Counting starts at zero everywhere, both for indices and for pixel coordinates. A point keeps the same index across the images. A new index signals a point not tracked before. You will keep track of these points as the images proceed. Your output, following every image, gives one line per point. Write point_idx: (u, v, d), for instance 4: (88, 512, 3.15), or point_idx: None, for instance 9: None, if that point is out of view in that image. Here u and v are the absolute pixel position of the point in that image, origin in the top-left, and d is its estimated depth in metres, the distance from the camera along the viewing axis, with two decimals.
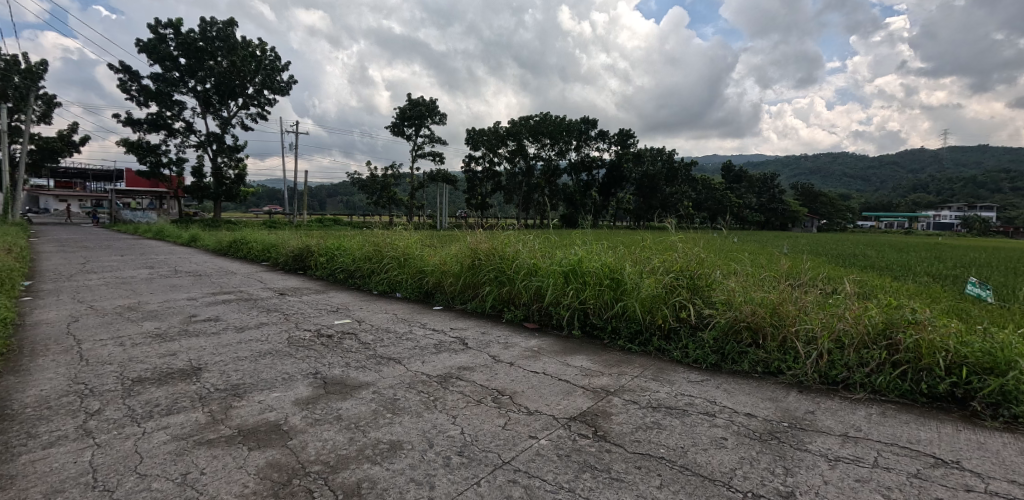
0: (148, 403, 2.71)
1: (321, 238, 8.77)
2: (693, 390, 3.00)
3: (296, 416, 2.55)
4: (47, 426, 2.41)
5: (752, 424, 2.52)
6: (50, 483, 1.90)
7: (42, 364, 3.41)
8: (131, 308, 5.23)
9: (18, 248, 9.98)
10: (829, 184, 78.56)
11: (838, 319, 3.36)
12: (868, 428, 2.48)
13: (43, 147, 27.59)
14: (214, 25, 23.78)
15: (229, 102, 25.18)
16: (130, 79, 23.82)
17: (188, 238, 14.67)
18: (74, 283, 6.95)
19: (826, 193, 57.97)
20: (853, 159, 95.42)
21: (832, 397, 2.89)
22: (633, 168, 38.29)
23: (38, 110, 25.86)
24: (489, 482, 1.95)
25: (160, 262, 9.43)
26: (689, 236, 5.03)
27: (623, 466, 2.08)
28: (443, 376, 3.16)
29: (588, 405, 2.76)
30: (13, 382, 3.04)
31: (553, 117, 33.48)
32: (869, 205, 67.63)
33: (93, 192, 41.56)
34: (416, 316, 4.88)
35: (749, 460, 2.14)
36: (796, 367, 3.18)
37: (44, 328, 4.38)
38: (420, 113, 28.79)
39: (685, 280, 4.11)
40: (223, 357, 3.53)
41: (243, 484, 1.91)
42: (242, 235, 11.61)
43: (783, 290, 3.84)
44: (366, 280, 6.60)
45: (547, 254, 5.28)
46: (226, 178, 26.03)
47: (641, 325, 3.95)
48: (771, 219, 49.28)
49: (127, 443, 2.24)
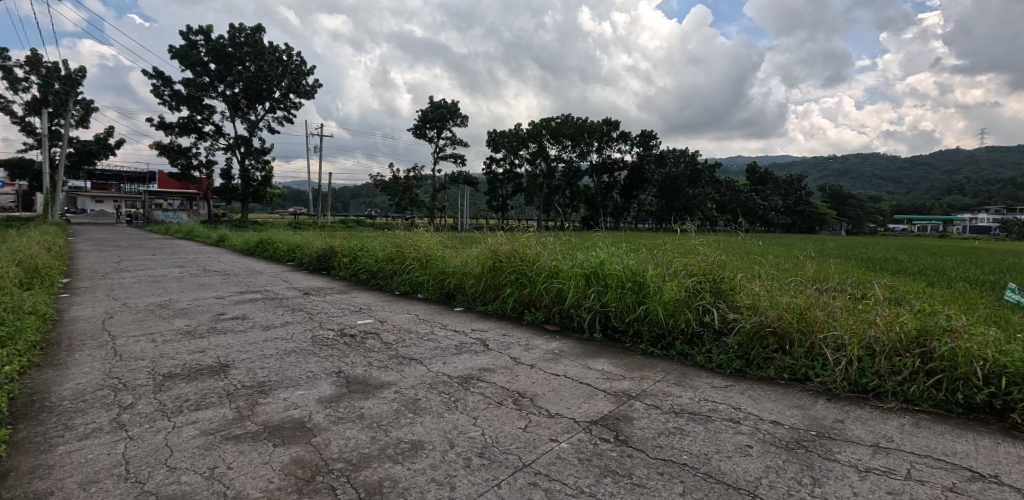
0: (178, 398, 2.79)
1: (344, 239, 8.88)
2: (717, 396, 2.94)
3: (320, 414, 2.59)
4: (84, 419, 2.50)
5: (778, 431, 2.46)
6: (85, 474, 1.98)
7: (80, 358, 3.56)
8: (161, 306, 5.39)
9: (59, 247, 10.38)
10: (858, 185, 76.40)
11: (869, 325, 3.28)
12: (900, 439, 2.39)
13: (81, 150, 28.79)
14: (243, 31, 24.46)
15: (256, 106, 25.82)
16: (163, 84, 24.66)
17: (216, 237, 15.11)
18: (109, 280, 7.21)
19: (856, 195, 56.39)
20: (884, 161, 92.54)
21: (862, 405, 2.80)
22: (655, 170, 37.86)
23: (77, 114, 26.96)
24: (509, 484, 1.94)
25: (190, 262, 9.72)
26: (710, 238, 4.98)
27: (645, 471, 2.05)
28: (463, 377, 3.18)
29: (610, 408, 2.73)
30: (52, 375, 3.18)
31: (574, 119, 33.35)
32: (901, 206, 65.57)
33: (128, 194, 43.09)
34: (437, 317, 4.90)
35: (775, 469, 2.08)
36: (824, 374, 3.09)
37: (82, 324, 4.57)
38: (442, 116, 29.01)
39: (707, 283, 4.06)
40: (250, 355, 3.61)
41: (268, 479, 1.94)
42: (269, 236, 11.89)
43: (810, 294, 3.74)
44: (388, 281, 6.67)
45: (567, 256, 5.27)
46: (253, 180, 26.68)
47: (663, 328, 3.89)
48: (797, 221, 48.11)
49: (157, 437, 2.31)
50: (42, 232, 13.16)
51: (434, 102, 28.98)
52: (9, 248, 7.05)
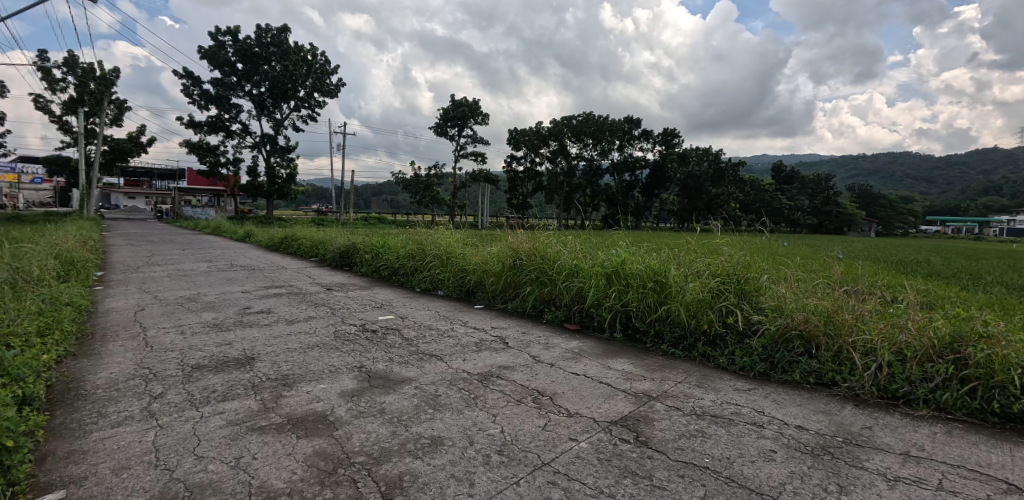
0: (205, 389, 2.87)
1: (367, 236, 9.01)
2: (741, 399, 2.89)
3: (341, 407, 2.63)
4: (116, 407, 2.60)
5: (803, 436, 2.41)
6: (117, 460, 2.05)
7: (113, 347, 3.71)
8: (190, 299, 5.54)
9: (95, 241, 10.75)
10: (889, 185, 74.06)
11: (901, 330, 3.17)
12: (932, 448, 2.30)
13: (115, 148, 29.83)
14: (269, 31, 24.97)
15: (281, 104, 26.34)
16: (192, 84, 25.35)
17: (242, 233, 15.48)
18: (140, 274, 7.45)
19: (886, 195, 54.68)
20: (917, 160, 89.42)
21: (892, 413, 2.71)
22: (677, 168, 37.34)
23: (112, 113, 27.96)
24: (529, 482, 1.94)
25: (218, 257, 9.99)
26: (735, 238, 4.89)
27: (666, 474, 2.03)
28: (483, 375, 3.18)
29: (630, 409, 2.71)
30: (88, 363, 3.32)
31: (596, 117, 33.12)
32: (934, 208, 63.46)
33: (158, 190, 44.50)
34: (457, 315, 4.92)
35: (800, 475, 2.03)
36: (852, 379, 3.01)
37: (116, 315, 4.77)
38: (463, 114, 29.13)
39: (731, 284, 3.99)
40: (274, 348, 3.70)
41: (292, 470, 1.98)
42: (294, 232, 12.14)
43: (838, 297, 3.64)
44: (409, 277, 6.75)
45: (588, 255, 5.22)
46: (278, 177, 27.23)
47: (685, 329, 3.83)
48: (825, 222, 46.87)
49: (186, 426, 2.38)
50: (79, 227, 13.60)
51: (455, 100, 29.13)
52: (48, 242, 7.34)
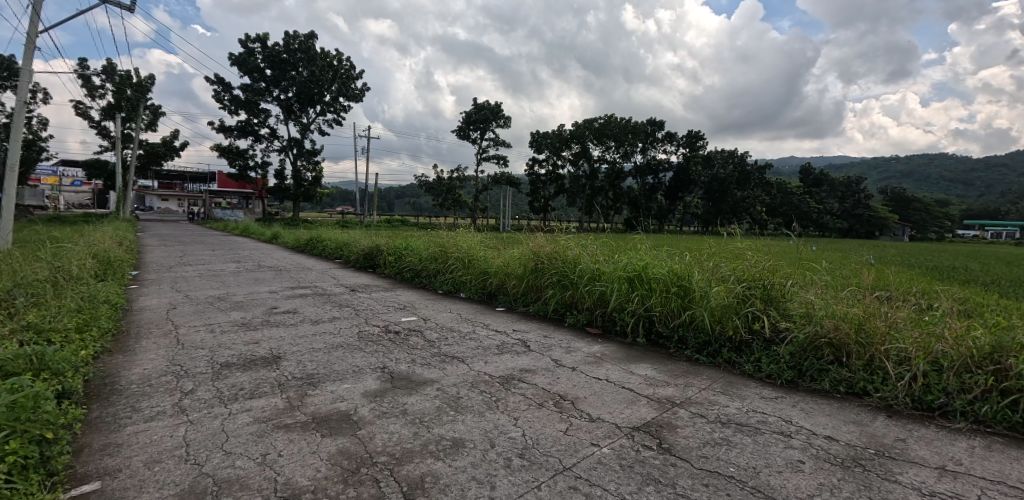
0: (234, 386, 2.95)
1: (391, 237, 9.16)
2: (767, 408, 2.81)
3: (364, 407, 2.68)
4: (149, 402, 2.69)
5: (833, 447, 2.33)
6: (150, 453, 2.12)
7: (146, 344, 3.84)
8: (219, 298, 5.69)
9: (130, 242, 11.12)
10: (924, 187, 71.48)
11: (936, 339, 3.04)
12: (969, 462, 2.21)
13: (149, 152, 30.94)
14: (297, 38, 25.57)
15: (308, 109, 26.93)
16: (222, 90, 26.11)
17: (270, 235, 15.87)
18: (173, 274, 7.72)
19: (921, 198, 52.66)
20: (955, 162, 85.96)
21: (927, 424, 2.61)
22: (702, 171, 36.75)
23: (147, 118, 29.04)
24: (549, 486, 1.93)
25: (245, 258, 10.24)
26: (759, 243, 4.77)
27: (689, 482, 1.99)
28: (505, 377, 3.20)
29: (653, 415, 2.67)
30: (123, 359, 3.46)
31: (618, 119, 32.77)
32: (973, 211, 60.73)
33: (190, 193, 46.01)
34: (479, 317, 4.95)
35: (829, 487, 1.97)
36: (885, 389, 2.90)
37: (149, 313, 4.93)
38: (485, 117, 29.32)
39: (758, 289, 3.88)
40: (300, 347, 3.79)
41: (316, 468, 2.02)
42: (319, 234, 12.35)
43: (870, 304, 3.53)
44: (432, 279, 6.81)
45: (609, 258, 5.19)
46: (304, 180, 27.84)
47: (709, 335, 3.77)
48: (856, 226, 45.38)
49: (214, 422, 2.45)
50: (117, 227, 14.13)
51: (477, 103, 29.35)
52: (86, 242, 7.66)
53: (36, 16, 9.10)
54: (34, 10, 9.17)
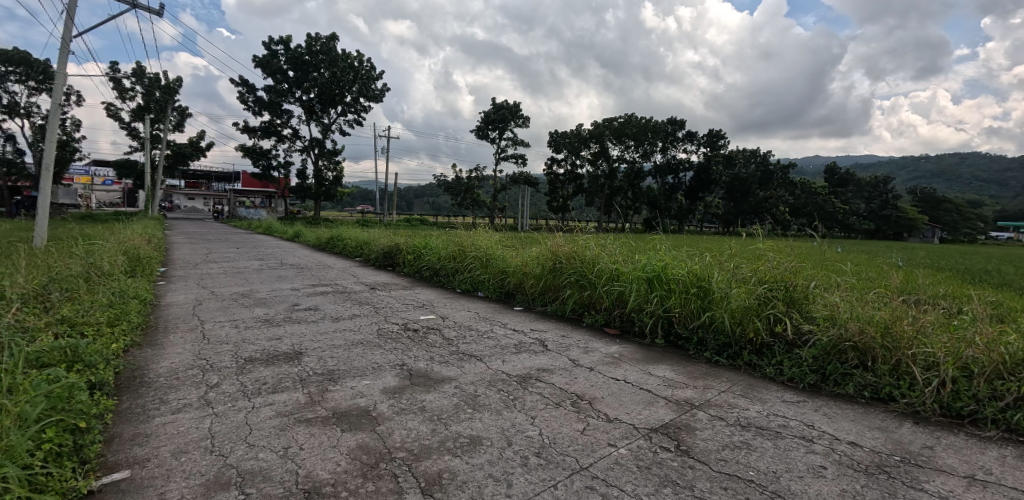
0: (257, 381, 3.04)
1: (409, 237, 9.26)
2: (788, 412, 2.77)
3: (384, 403, 2.71)
4: (176, 395, 2.78)
5: (857, 454, 2.28)
6: (176, 444, 2.19)
7: (173, 339, 3.97)
8: (243, 295, 5.85)
9: (159, 240, 11.47)
10: (956, 187, 69.12)
11: (967, 344, 2.94)
12: (1000, 471, 2.14)
13: (176, 152, 31.84)
14: (319, 40, 26.00)
15: (329, 109, 27.37)
16: (247, 91, 26.74)
17: (292, 233, 16.18)
18: (199, 270, 7.95)
19: (953, 199, 51.03)
20: (989, 161, 82.96)
21: (956, 432, 2.53)
22: (722, 171, 36.31)
23: (174, 119, 29.91)
24: (566, 486, 1.94)
25: (269, 256, 10.48)
26: (780, 244, 4.68)
27: (707, 485, 1.98)
28: (522, 376, 3.20)
29: (671, 417, 2.65)
30: (151, 353, 3.58)
31: (638, 119, 32.45)
32: (1008, 212, 58.56)
33: (215, 191, 47.30)
34: (496, 316, 4.97)
35: (853, 494, 1.93)
36: (911, 395, 2.83)
37: (176, 309, 5.09)
38: (503, 117, 29.38)
39: (780, 292, 3.82)
40: (321, 344, 3.85)
41: (336, 462, 2.07)
42: (340, 233, 12.57)
43: (897, 307, 3.44)
44: (450, 278, 6.86)
45: (628, 258, 5.15)
46: (325, 179, 28.30)
47: (729, 338, 3.72)
48: (883, 227, 44.17)
49: (238, 415, 2.52)
50: (146, 226, 14.57)
51: (495, 103, 29.40)
52: (117, 239, 7.93)
53: (71, 21, 9.47)
54: (69, 15, 9.53)
